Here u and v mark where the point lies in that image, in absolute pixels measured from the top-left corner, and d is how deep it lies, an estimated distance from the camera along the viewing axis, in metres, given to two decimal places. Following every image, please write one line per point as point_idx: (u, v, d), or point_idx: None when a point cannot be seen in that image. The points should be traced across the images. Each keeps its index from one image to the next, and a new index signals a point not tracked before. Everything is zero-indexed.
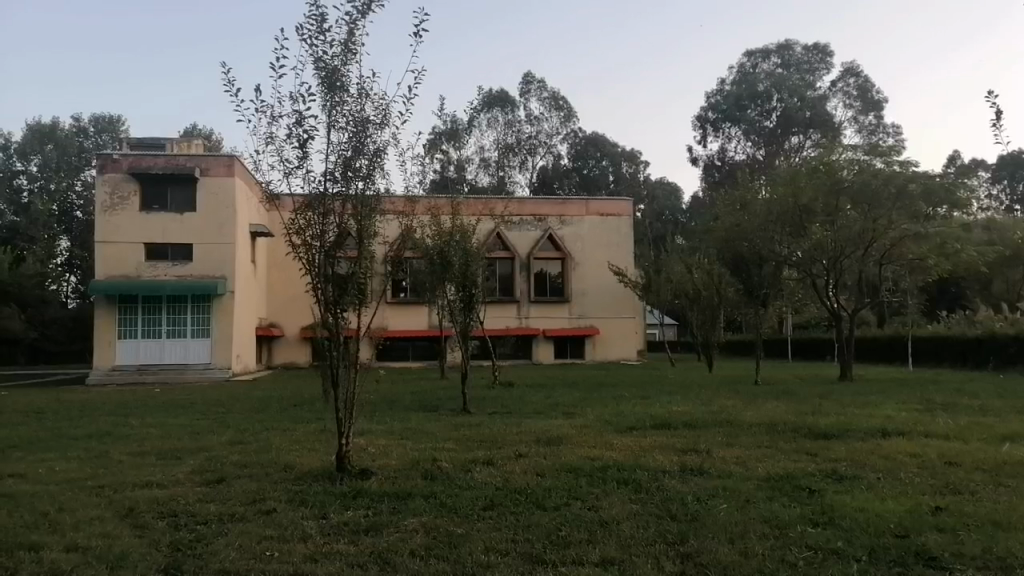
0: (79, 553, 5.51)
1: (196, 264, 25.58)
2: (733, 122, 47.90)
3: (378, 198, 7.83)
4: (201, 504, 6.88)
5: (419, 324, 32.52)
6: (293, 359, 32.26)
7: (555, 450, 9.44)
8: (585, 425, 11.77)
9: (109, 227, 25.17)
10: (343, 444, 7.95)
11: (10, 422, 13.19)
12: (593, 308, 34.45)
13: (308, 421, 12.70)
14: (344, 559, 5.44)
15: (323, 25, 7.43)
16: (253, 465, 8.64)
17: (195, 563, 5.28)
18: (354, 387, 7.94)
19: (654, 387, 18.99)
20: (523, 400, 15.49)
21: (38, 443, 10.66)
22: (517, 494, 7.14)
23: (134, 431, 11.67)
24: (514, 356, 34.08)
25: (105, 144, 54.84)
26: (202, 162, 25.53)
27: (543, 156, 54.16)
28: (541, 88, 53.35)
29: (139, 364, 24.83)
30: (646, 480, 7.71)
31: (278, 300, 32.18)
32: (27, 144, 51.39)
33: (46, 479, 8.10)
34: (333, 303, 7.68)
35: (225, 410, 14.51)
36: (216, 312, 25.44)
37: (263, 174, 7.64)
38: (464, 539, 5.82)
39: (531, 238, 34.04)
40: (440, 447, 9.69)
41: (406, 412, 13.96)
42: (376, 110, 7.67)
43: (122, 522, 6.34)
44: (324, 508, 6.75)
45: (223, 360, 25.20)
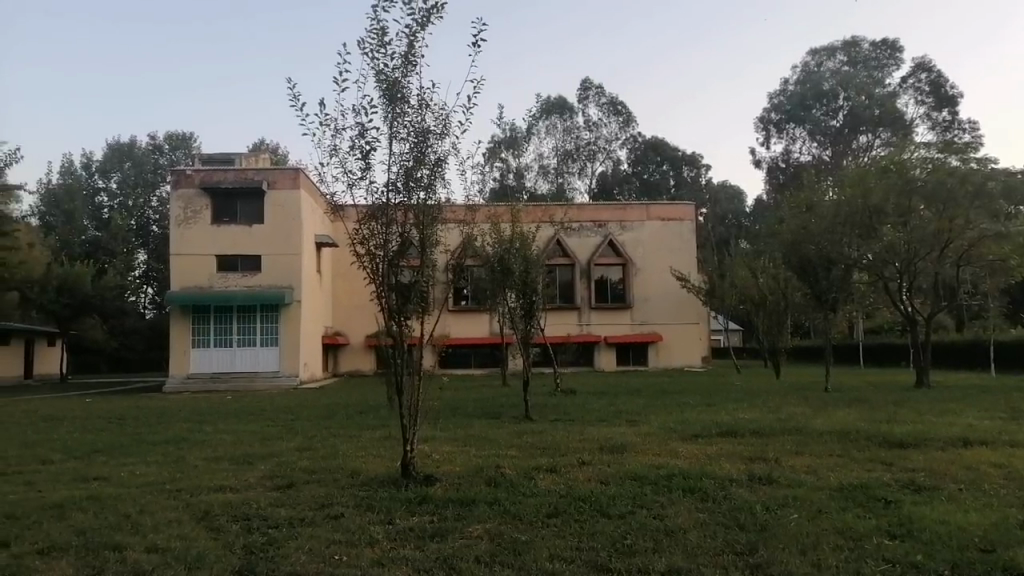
0: (159, 555, 5.72)
1: (265, 274, 26.34)
2: (798, 123, 46.94)
3: (439, 207, 7.93)
4: (273, 508, 7.07)
5: (480, 332, 32.74)
6: (358, 367, 32.85)
7: (618, 458, 9.37)
8: (650, 433, 11.65)
9: (183, 240, 26.15)
10: (408, 450, 8.08)
11: (94, 427, 13.84)
12: (655, 314, 34.06)
13: (374, 427, 12.92)
14: (412, 563, 5.51)
15: (384, 38, 7.58)
16: (322, 470, 8.84)
17: (267, 566, 5.43)
18: (418, 395, 8.05)
19: (718, 393, 18.70)
20: (585, 407, 15.43)
21: (120, 448, 11.15)
22: (582, 501, 7.10)
23: (208, 437, 12.09)
24: (575, 363, 33.96)
25: (180, 160, 57.01)
26: (270, 175, 26.34)
27: (602, 162, 53.91)
28: (599, 93, 53.16)
29: (212, 372, 25.66)
30: (712, 488, 7.58)
31: (343, 309, 32.87)
32: (107, 162, 54.02)
33: (127, 482, 8.44)
34: (397, 311, 7.80)
35: (294, 417, 14.90)
36: (285, 320, 26.14)
37: (327, 185, 7.82)
38: (528, 546, 5.82)
39: (591, 244, 33.91)
40: (503, 454, 9.73)
41: (469, 418, 14.06)
42: (437, 120, 7.77)
43: (199, 525, 6.56)
44: (390, 513, 6.87)
45: (291, 368, 25.89)
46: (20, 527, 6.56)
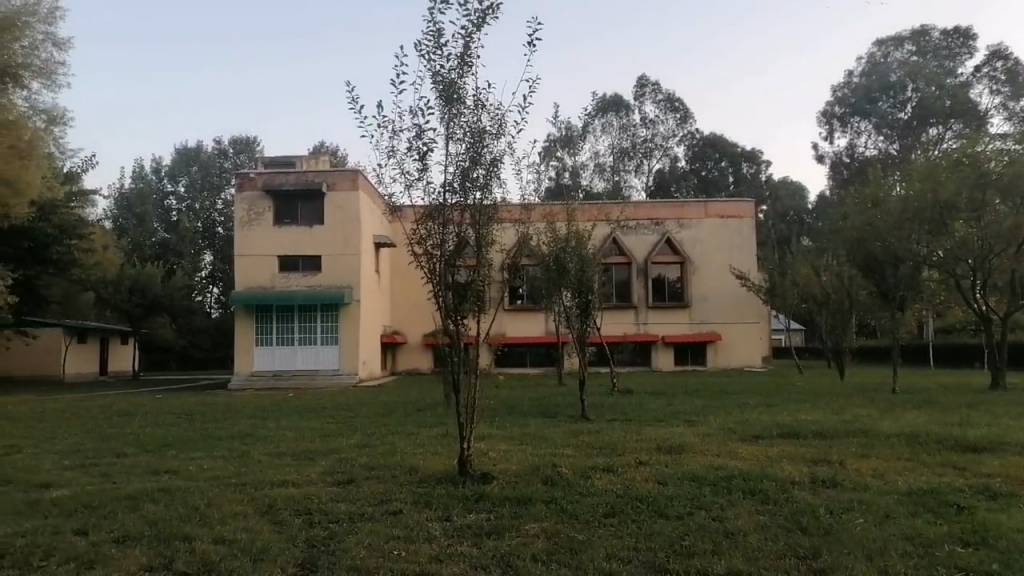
0: (226, 546, 5.91)
1: (326, 274, 26.90)
2: (863, 116, 45.76)
3: (495, 207, 7.97)
4: (333, 503, 7.22)
5: (536, 331, 32.76)
6: (415, 365, 33.22)
7: (676, 458, 9.26)
8: (709, 433, 11.47)
9: (247, 241, 26.87)
10: (464, 448, 8.14)
11: (163, 423, 14.35)
12: (714, 313, 33.51)
13: (432, 425, 13.09)
14: (469, 560, 5.55)
15: (441, 40, 7.65)
16: (380, 467, 8.98)
17: (329, 560, 5.54)
18: (474, 393, 8.12)
19: (781, 394, 18.24)
20: (642, 407, 15.28)
21: (188, 443, 11.53)
22: (639, 502, 7.04)
23: (271, 433, 12.42)
24: (632, 363, 33.67)
25: (244, 163, 58.67)
26: (330, 177, 26.90)
27: (659, 159, 53.30)
28: (656, 90, 52.53)
29: (275, 370, 26.32)
30: (773, 491, 7.42)
31: (401, 308, 33.33)
32: (175, 167, 56.30)
33: (195, 476, 8.73)
34: (453, 310, 7.88)
35: (353, 414, 15.18)
36: (344, 319, 26.64)
37: (385, 186, 7.93)
38: (585, 545, 5.79)
39: (647, 243, 33.58)
40: (561, 454, 9.71)
41: (526, 417, 14.10)
42: (492, 120, 7.80)
43: (263, 518, 6.74)
44: (447, 510, 6.93)
45: (350, 366, 26.37)
46: (97, 517, 6.86)
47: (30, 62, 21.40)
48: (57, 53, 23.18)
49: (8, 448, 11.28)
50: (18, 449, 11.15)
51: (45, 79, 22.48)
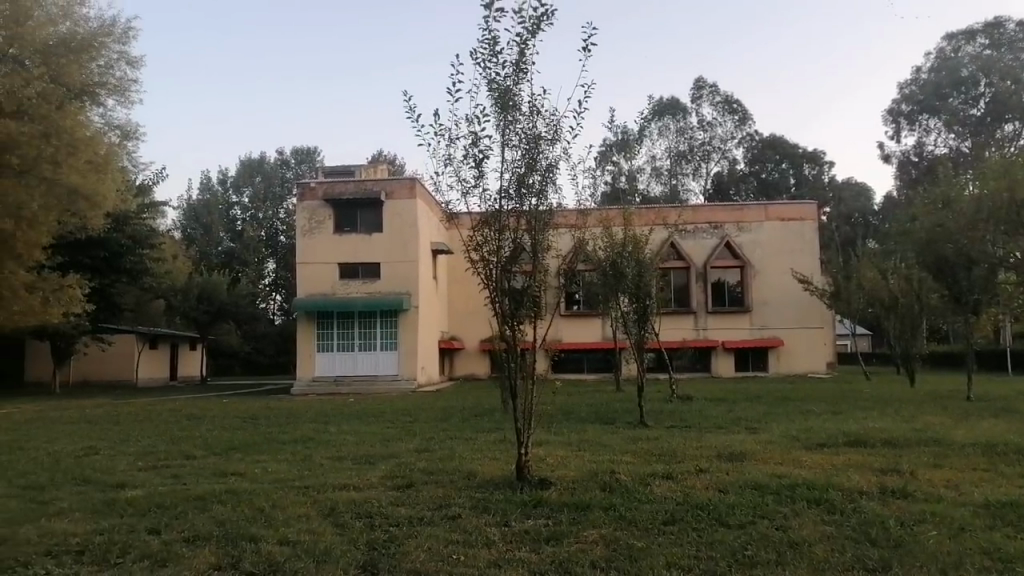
0: (291, 547, 6.05)
1: (385, 280, 27.31)
2: (932, 113, 44.13)
3: (551, 212, 7.99)
4: (393, 507, 7.32)
5: (594, 337, 32.61)
6: (473, 371, 33.41)
7: (738, 466, 9.08)
8: (770, 441, 11.22)
9: (308, 250, 27.48)
10: (522, 453, 8.17)
11: (231, 426, 14.76)
12: (776, 318, 32.80)
13: (489, 430, 13.16)
14: (527, 566, 5.56)
15: (496, 48, 7.71)
16: (439, 472, 9.05)
17: (389, 563, 5.63)
18: (532, 399, 8.12)
19: (845, 401, 17.70)
20: (702, 414, 15.03)
21: (254, 446, 11.84)
22: (698, 509, 6.94)
23: (333, 437, 12.65)
24: (692, 369, 33.16)
25: (304, 173, 60.09)
26: (387, 186, 27.37)
27: (717, 162, 52.44)
28: (713, 92, 51.80)
29: (337, 375, 26.82)
30: (839, 500, 7.21)
31: (458, 314, 33.60)
32: (239, 177, 57.83)
33: (261, 478, 8.97)
34: (510, 316, 7.93)
35: (413, 419, 15.36)
36: (402, 326, 27.03)
37: (442, 194, 8.02)
38: (645, 553, 5.73)
39: (706, 247, 33.08)
40: (620, 460, 9.63)
41: (583, 423, 14.02)
42: (548, 126, 7.82)
43: (326, 521, 6.87)
44: (505, 515, 6.95)
45: (409, 371, 26.74)
46: (169, 517, 7.10)
47: (104, 80, 22.45)
48: (130, 71, 24.21)
49: (86, 449, 11.77)
50: (95, 450, 11.63)
51: (119, 96, 23.53)
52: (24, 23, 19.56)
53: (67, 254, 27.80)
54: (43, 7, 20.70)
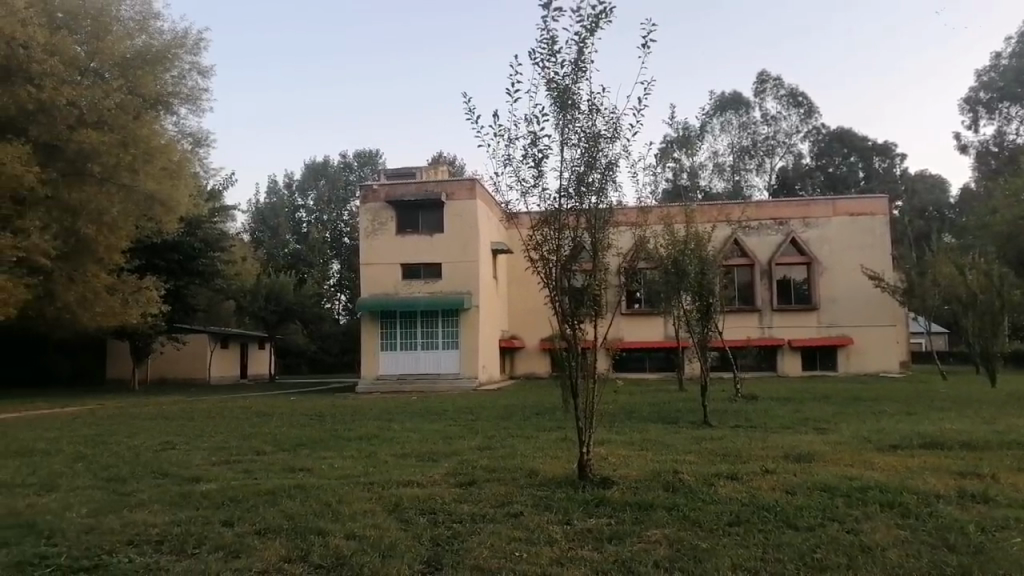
0: (357, 542, 6.18)
1: (446, 280, 27.61)
2: (1013, 101, 42.25)
3: (611, 211, 7.94)
4: (456, 504, 7.40)
5: (655, 336, 32.26)
6: (534, 370, 33.46)
7: (807, 467, 8.86)
8: (841, 441, 10.91)
9: (371, 251, 27.97)
10: (584, 452, 8.17)
11: (299, 423, 15.19)
12: (845, 316, 31.83)
13: (550, 429, 13.18)
14: (590, 565, 5.54)
15: (555, 47, 7.70)
16: (501, 469, 9.12)
17: (453, 559, 5.69)
18: (593, 398, 8.07)
19: (920, 401, 17.06)
20: (768, 414, 14.70)
21: (320, 442, 12.14)
22: (764, 510, 6.81)
23: (397, 434, 12.88)
24: (757, 368, 32.45)
25: (367, 175, 61.55)
26: (448, 187, 27.66)
27: (782, 157, 51.27)
28: (777, 85, 50.74)
29: (400, 373, 27.22)
30: (915, 504, 6.95)
31: (519, 313, 33.72)
32: (305, 181, 59.72)
33: (328, 474, 9.18)
34: (570, 314, 7.93)
35: (475, 417, 15.47)
36: (463, 326, 27.30)
37: (502, 194, 8.06)
38: (710, 554, 5.65)
39: (771, 243, 32.36)
40: (682, 460, 9.51)
41: (645, 423, 13.87)
42: (607, 124, 7.78)
43: (391, 517, 7.00)
44: (567, 514, 6.95)
45: (470, 371, 27.00)
46: (241, 510, 7.35)
47: (177, 89, 23.32)
48: (202, 81, 25.05)
49: (162, 443, 12.27)
50: (171, 445, 12.12)
51: (191, 104, 24.45)
52: (104, 37, 20.52)
53: (144, 258, 29.04)
54: (120, 21, 21.65)
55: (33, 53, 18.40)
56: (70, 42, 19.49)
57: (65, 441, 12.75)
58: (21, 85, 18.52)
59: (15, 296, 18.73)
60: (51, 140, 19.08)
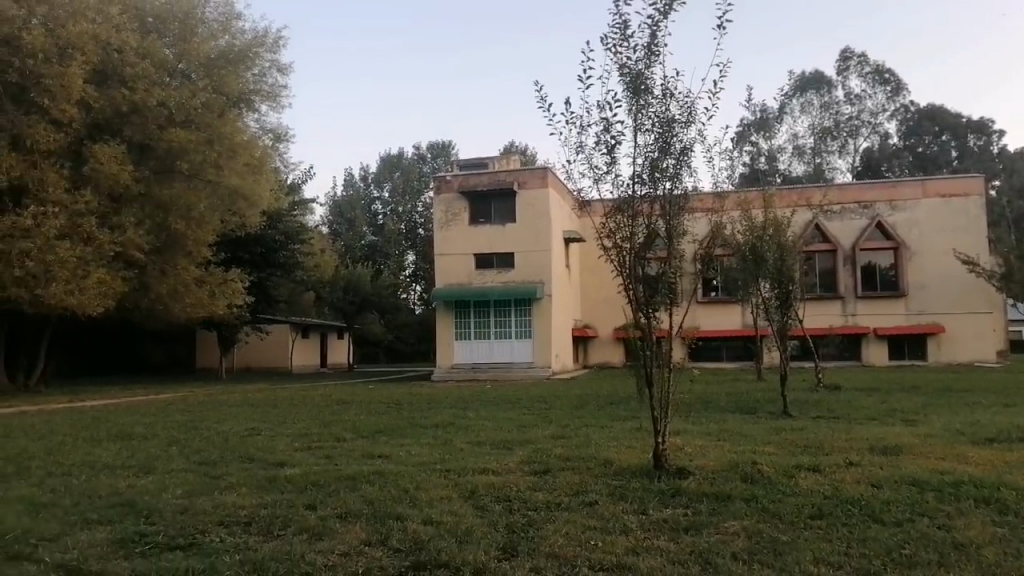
0: (434, 527, 6.31)
1: (519, 270, 27.71)
2: None
3: (686, 196, 7.79)
4: (531, 492, 7.46)
5: (733, 324, 31.58)
6: (607, 359, 33.29)
7: (894, 460, 8.52)
8: (931, 434, 10.43)
9: (445, 241, 28.32)
10: (660, 442, 8.07)
11: (377, 411, 15.57)
12: (936, 302, 30.40)
13: (624, 418, 13.10)
14: (666, 555, 5.49)
15: (627, 32, 7.60)
16: (575, 459, 9.12)
17: (529, 546, 5.74)
18: (668, 388, 7.97)
19: (1019, 393, 16.10)
20: (852, 404, 14.18)
21: (398, 429, 12.41)
22: (849, 505, 6.58)
23: (473, 422, 13.03)
24: (840, 358, 31.35)
25: (440, 167, 62.92)
26: (520, 176, 27.70)
27: (867, 137, 49.37)
28: (862, 63, 49.01)
29: (474, 362, 27.53)
30: (1013, 500, 6.60)
31: (592, 302, 33.57)
32: (380, 174, 61.47)
33: (406, 461, 9.39)
34: (645, 303, 7.84)
35: (548, 406, 15.50)
36: (536, 315, 27.35)
37: (574, 182, 8.01)
38: (791, 547, 5.51)
39: (854, 228, 31.13)
40: (761, 451, 9.29)
41: (723, 413, 13.62)
42: (682, 109, 7.63)
43: (466, 503, 7.12)
44: (643, 503, 6.90)
45: (544, 360, 27.07)
46: (324, 494, 7.60)
47: (258, 87, 24.25)
48: (282, 79, 25.54)
49: (249, 429, 12.81)
50: (257, 431, 12.60)
51: (271, 102, 25.25)
52: (190, 39, 21.49)
53: (229, 251, 30.24)
54: (204, 23, 22.60)
55: (127, 57, 19.47)
56: (159, 45, 20.51)
57: (162, 426, 13.44)
58: (116, 88, 19.61)
59: (114, 289, 19.79)
60: (143, 140, 20.16)
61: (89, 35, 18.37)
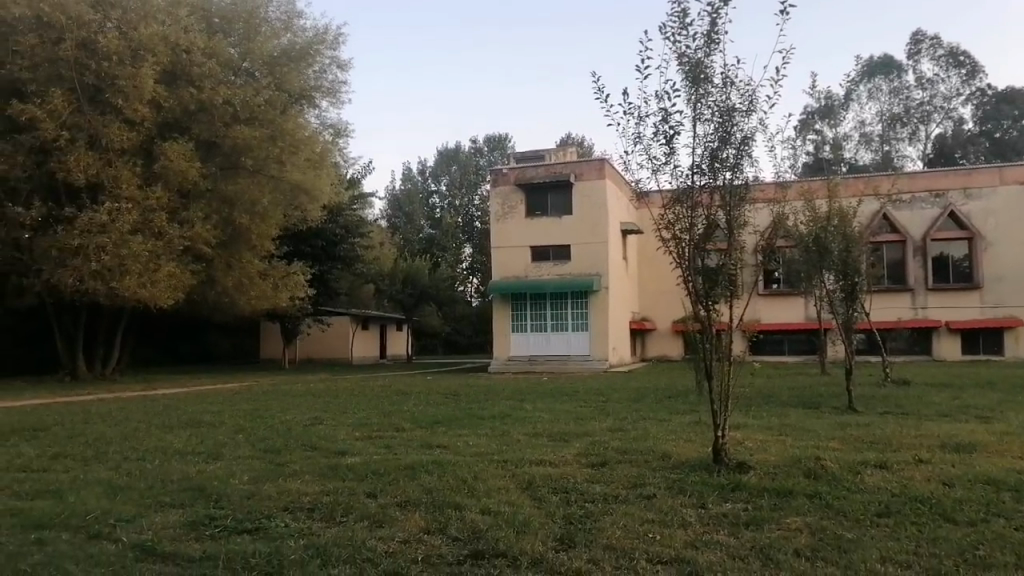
0: (492, 516, 6.37)
1: (575, 262, 27.62)
2: None
3: (747, 186, 7.63)
4: (588, 484, 7.44)
5: (796, 317, 30.85)
6: (666, 352, 32.95)
7: (967, 458, 8.21)
8: (1007, 432, 9.99)
9: (501, 234, 28.41)
10: (719, 436, 7.96)
11: (435, 401, 15.75)
12: (1013, 295, 29.10)
13: (683, 412, 12.92)
14: (726, 549, 5.42)
15: (686, 20, 7.48)
16: (632, 451, 9.07)
17: (587, 538, 5.74)
18: (729, 381, 7.84)
19: None
20: (922, 400, 13.68)
21: (456, 420, 12.54)
22: (919, 503, 6.38)
23: (530, 414, 13.07)
24: (910, 352, 30.29)
25: (496, 159, 63.22)
26: (577, 168, 27.57)
27: (939, 124, 47.48)
28: (934, 45, 47.38)
29: (530, 355, 27.59)
30: None
31: (650, 295, 33.24)
32: (438, 167, 62.10)
33: (464, 451, 9.49)
34: (704, 295, 7.72)
35: (605, 399, 15.41)
36: (593, 307, 27.23)
37: (632, 173, 7.93)
38: (856, 545, 5.39)
39: (925, 217, 30.00)
40: (825, 447, 9.06)
41: (785, 407, 13.32)
42: (742, 97, 7.48)
43: (524, 494, 7.16)
44: (702, 497, 6.81)
45: (601, 353, 26.96)
46: (384, 482, 7.75)
47: (318, 84, 24.73)
48: (341, 74, 25.97)
49: (312, 419, 13.10)
50: (319, 420, 12.89)
51: (331, 98, 25.74)
52: (254, 38, 22.11)
53: (292, 244, 30.98)
54: (268, 22, 23.15)
55: (194, 58, 20.02)
56: (224, 45, 21.13)
57: (229, 414, 13.87)
58: (185, 87, 20.26)
59: (183, 282, 20.47)
60: (210, 137, 20.82)
61: (160, 36, 19.09)
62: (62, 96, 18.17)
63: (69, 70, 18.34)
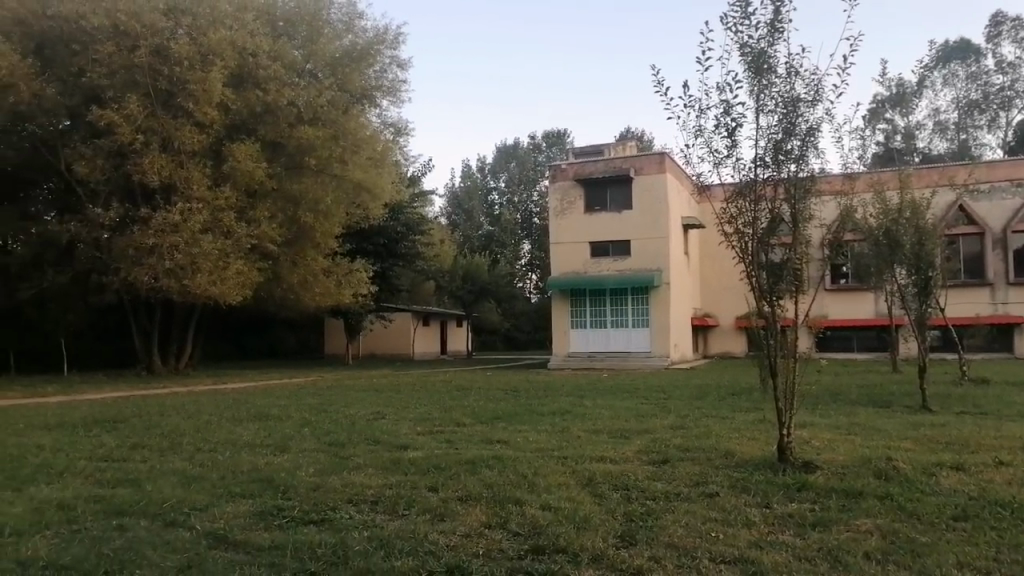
0: (553, 512, 6.37)
1: (635, 258, 27.34)
2: None
3: (813, 178, 7.42)
4: (649, 481, 7.38)
5: (865, 313, 29.90)
6: (729, 349, 32.38)
7: None
8: None
9: (560, 230, 28.35)
10: (784, 435, 7.79)
11: (495, 397, 15.81)
12: None
13: (747, 410, 12.67)
14: (792, 551, 5.29)
15: (748, 9, 7.33)
16: (695, 449, 8.94)
17: (647, 536, 5.69)
18: (794, 378, 7.66)
19: None
20: (1003, 400, 13.06)
21: (516, 416, 12.58)
22: (999, 506, 6.12)
23: (590, 411, 12.99)
24: (989, 350, 28.97)
25: (554, 155, 63.14)
26: (637, 162, 27.30)
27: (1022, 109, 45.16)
28: (1016, 27, 45.12)
29: (590, 351, 27.50)
30: None
31: (712, 290, 32.68)
32: (497, 164, 62.28)
33: (524, 447, 9.52)
34: (768, 291, 7.53)
35: (666, 396, 15.20)
36: (654, 303, 26.94)
37: (693, 166, 7.82)
38: (929, 549, 5.19)
39: (1006, 209, 28.64)
40: (897, 447, 8.76)
41: (854, 406, 12.91)
42: (808, 87, 7.29)
43: (584, 490, 7.15)
44: (767, 497, 6.67)
45: (661, 349, 26.66)
46: (444, 477, 7.83)
47: (379, 83, 25.09)
48: (401, 73, 26.25)
49: (374, 413, 13.34)
50: (381, 415, 13.09)
51: (391, 97, 26.08)
52: (317, 40, 22.64)
53: (354, 242, 31.57)
54: (330, 24, 23.65)
55: (260, 61, 20.60)
56: (288, 47, 21.72)
57: (295, 409, 14.22)
58: (251, 89, 20.83)
59: (251, 279, 21.08)
60: (276, 138, 21.38)
61: (228, 41, 19.74)
62: (137, 101, 18.91)
63: (144, 76, 19.09)
